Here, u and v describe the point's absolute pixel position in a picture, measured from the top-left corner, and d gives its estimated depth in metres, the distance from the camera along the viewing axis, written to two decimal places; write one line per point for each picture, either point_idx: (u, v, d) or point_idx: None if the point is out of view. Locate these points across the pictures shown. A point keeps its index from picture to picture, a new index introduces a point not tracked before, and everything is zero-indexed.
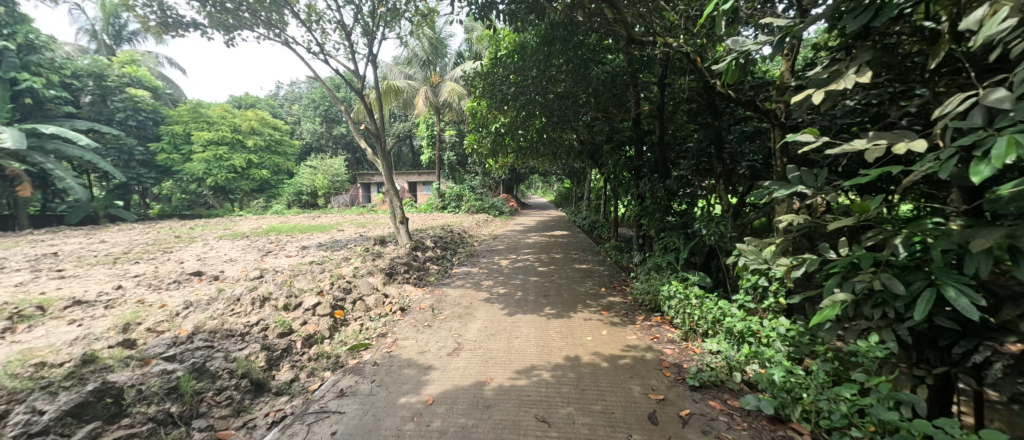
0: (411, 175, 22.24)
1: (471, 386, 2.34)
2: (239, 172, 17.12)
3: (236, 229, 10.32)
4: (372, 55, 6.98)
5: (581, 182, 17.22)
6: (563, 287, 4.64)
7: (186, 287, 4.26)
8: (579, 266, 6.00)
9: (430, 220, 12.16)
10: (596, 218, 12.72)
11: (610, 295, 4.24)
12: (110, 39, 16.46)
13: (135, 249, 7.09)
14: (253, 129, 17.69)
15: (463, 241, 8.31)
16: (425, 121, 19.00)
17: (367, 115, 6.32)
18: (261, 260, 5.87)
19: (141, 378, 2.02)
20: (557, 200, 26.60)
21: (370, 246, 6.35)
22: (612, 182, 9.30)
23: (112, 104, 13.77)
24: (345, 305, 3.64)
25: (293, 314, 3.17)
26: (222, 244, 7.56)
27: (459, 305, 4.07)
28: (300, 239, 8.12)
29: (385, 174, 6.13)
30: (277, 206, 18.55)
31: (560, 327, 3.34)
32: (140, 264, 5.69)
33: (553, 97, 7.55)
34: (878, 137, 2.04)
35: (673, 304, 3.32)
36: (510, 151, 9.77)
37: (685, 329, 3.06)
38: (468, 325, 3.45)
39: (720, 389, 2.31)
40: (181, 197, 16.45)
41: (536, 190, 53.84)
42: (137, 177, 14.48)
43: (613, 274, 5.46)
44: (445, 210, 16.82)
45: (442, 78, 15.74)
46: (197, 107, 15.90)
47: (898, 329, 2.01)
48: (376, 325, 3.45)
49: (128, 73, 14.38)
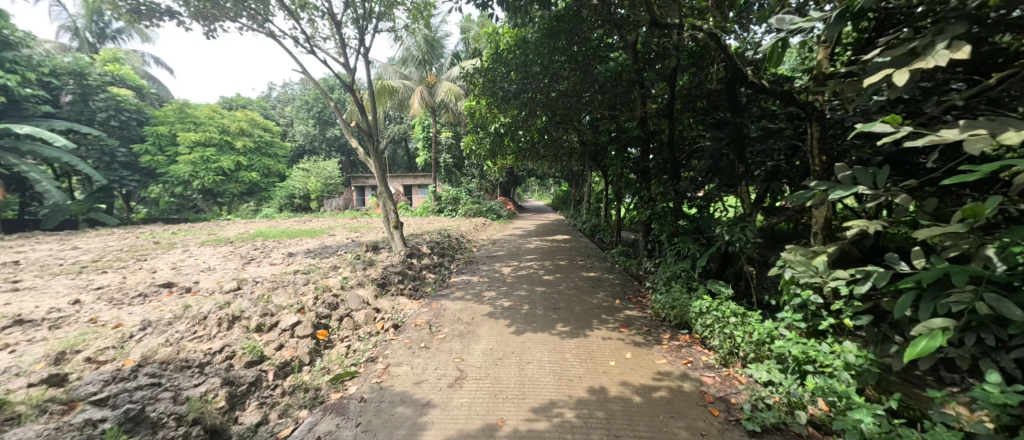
0: (406, 178, 21.80)
1: (478, 432, 1.91)
2: (228, 174, 16.54)
3: (221, 234, 9.78)
4: (366, 50, 6.53)
5: (580, 185, 16.87)
6: (573, 298, 4.21)
7: (151, 303, 3.77)
8: (587, 274, 5.58)
9: (427, 224, 11.69)
10: (597, 222, 12.33)
11: (627, 309, 3.82)
12: (93, 37, 15.88)
13: (106, 256, 6.55)
14: (243, 130, 17.16)
15: (461, 247, 7.87)
16: (421, 122, 18.56)
17: (357, 106, 5.70)
18: (241, 269, 5.37)
19: (54, 433, 1.56)
20: (555, 203, 26.23)
21: (362, 253, 5.89)
22: (617, 185, 8.91)
23: (94, 104, 13.20)
24: (330, 323, 3.18)
25: (267, 337, 2.71)
26: (202, 251, 7.04)
27: (459, 321, 3.63)
28: (288, 245, 7.62)
29: (380, 175, 5.68)
30: (268, 209, 18.00)
31: (577, 349, 2.90)
32: (107, 274, 5.17)
33: (556, 94, 7.15)
34: (977, 125, 1.66)
35: (706, 322, 2.90)
36: (510, 153, 9.35)
37: (723, 352, 2.64)
38: (471, 346, 3.01)
39: (784, 434, 1.89)
40: (168, 201, 15.88)
41: (532, 194, 53.60)
42: (119, 179, 13.79)
43: (625, 284, 5.05)
44: (441, 213, 16.30)
45: (438, 78, 15.32)
46: (184, 107, 15.33)
47: (1007, 359, 1.65)
48: (365, 347, 3.00)
49: (110, 72, 13.79)
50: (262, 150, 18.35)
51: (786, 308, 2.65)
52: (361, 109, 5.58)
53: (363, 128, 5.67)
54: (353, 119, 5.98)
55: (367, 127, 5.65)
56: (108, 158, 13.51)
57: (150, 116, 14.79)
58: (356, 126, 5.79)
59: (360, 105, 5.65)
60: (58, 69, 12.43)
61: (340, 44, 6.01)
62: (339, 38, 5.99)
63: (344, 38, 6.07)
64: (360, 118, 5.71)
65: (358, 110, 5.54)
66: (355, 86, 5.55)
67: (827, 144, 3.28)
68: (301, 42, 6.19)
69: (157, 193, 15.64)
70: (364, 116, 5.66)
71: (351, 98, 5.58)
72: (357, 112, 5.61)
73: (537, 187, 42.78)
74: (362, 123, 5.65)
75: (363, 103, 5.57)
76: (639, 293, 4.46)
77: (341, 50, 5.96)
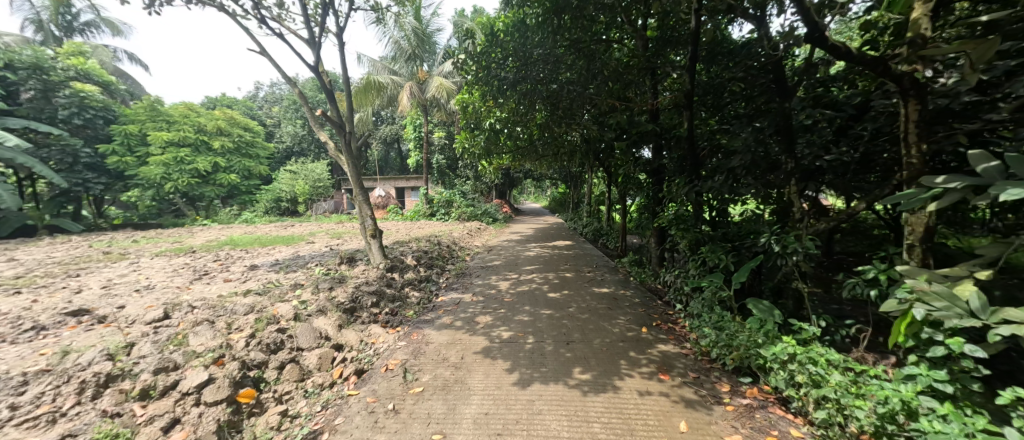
0: (399, 180, 21.12)
1: None
2: (204, 176, 15.47)
3: (186, 243, 8.79)
4: (340, 31, 5.68)
5: (578, 187, 16.06)
6: (589, 326, 3.37)
7: (36, 342, 2.85)
8: (599, 289, 4.75)
9: (417, 229, 10.85)
10: (598, 225, 11.56)
11: (662, 344, 2.97)
12: (58, 30, 14.87)
13: (35, 272, 5.57)
14: (221, 130, 16.26)
15: (453, 256, 7.02)
16: (411, 121, 17.65)
17: (317, 73, 4.49)
18: (184, 289, 4.43)
19: None
20: (552, 205, 25.48)
21: (335, 266, 5.01)
22: (623, 185, 8.13)
23: (56, 100, 11.99)
24: (264, 376, 2.31)
25: (154, 409, 1.85)
26: (153, 263, 6.08)
27: (445, 362, 2.76)
28: (256, 255, 6.70)
29: (355, 175, 4.77)
30: (248, 213, 16.95)
31: (607, 414, 2.05)
32: (16, 296, 4.22)
33: (558, 84, 6.37)
34: None
35: (790, 376, 2.05)
36: (506, 152, 8.55)
37: (828, 428, 1.79)
38: (459, 408, 2.15)
39: None
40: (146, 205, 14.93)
41: (528, 196, 52.97)
42: (83, 182, 12.61)
43: (648, 303, 4.22)
44: (434, 217, 15.38)
45: (429, 74, 14.48)
46: (155, 104, 14.32)
47: None
48: (308, 412, 2.12)
49: (74, 66, 12.74)
50: (243, 150, 17.38)
51: (923, 362, 1.79)
52: (327, 83, 4.46)
53: (328, 101, 4.49)
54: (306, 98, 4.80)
55: (333, 101, 4.45)
56: (71, 159, 12.29)
57: (118, 114, 13.70)
58: (321, 110, 4.64)
59: (325, 77, 4.49)
60: (14, 62, 11.34)
61: (306, 20, 5.12)
62: (305, 13, 5.10)
63: (310, 13, 5.18)
64: (325, 91, 4.51)
65: (325, 84, 4.43)
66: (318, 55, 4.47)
67: (926, 129, 2.51)
68: (263, 20, 5.32)
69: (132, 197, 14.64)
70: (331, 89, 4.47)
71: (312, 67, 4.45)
72: (321, 84, 4.44)
73: (532, 188, 41.93)
74: (328, 96, 4.52)
75: (329, 78, 4.47)
76: (671, 318, 3.63)
77: (308, 27, 5.07)
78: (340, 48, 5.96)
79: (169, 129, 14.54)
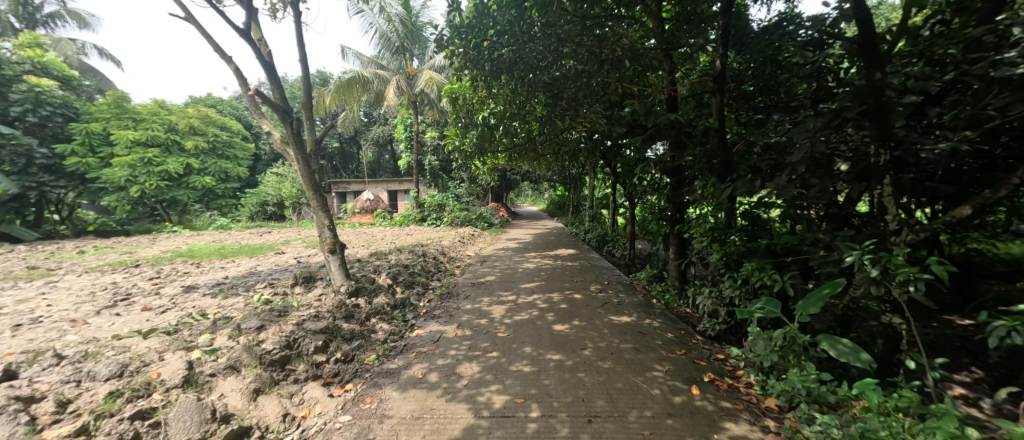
0: (390, 183, 20.29)
1: None
2: (175, 179, 14.36)
3: (137, 254, 7.70)
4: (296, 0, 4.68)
5: (579, 190, 15.15)
6: (616, 387, 2.37)
7: None
8: (618, 318, 3.75)
9: (404, 237, 9.87)
10: (602, 231, 10.63)
11: (729, 424, 1.98)
12: (19, 22, 13.77)
13: None
14: (194, 129, 15.45)
15: (439, 270, 6.04)
16: (402, 120, 16.54)
17: (250, 41, 3.45)
18: (78, 324, 3.38)
19: None
20: (550, 209, 24.67)
21: (287, 290, 3.99)
22: (632, 187, 7.18)
23: (7, 95, 10.61)
24: None
25: None
26: (74, 283, 5.02)
27: None
28: (205, 271, 5.66)
29: (306, 176, 3.77)
30: (226, 219, 15.89)
31: None
32: None
33: (561, 68, 5.41)
34: None
35: None
36: (501, 149, 7.60)
37: None
38: None
39: None
40: (123, 210, 13.80)
41: (524, 199, 52.27)
42: (38, 185, 10.96)
43: (686, 340, 3.21)
44: (424, 222, 14.34)
45: (419, 69, 13.44)
46: (121, 101, 13.34)
47: None
48: None
49: (30, 58, 11.50)
50: (219, 151, 16.44)
51: None
52: (264, 54, 3.42)
53: (265, 78, 3.45)
54: (235, 76, 3.73)
55: (271, 78, 3.40)
56: (24, 160, 10.75)
57: (80, 111, 12.38)
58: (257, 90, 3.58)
59: (261, 47, 3.46)
60: None
61: None
62: None
63: None
64: (262, 65, 3.47)
65: (260, 55, 3.39)
66: (251, 19, 3.43)
67: None
68: None
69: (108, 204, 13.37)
70: (269, 62, 3.43)
71: (241, 32, 3.41)
72: (255, 55, 3.39)
73: (529, 190, 41.05)
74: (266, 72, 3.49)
75: (266, 47, 3.42)
76: (726, 371, 2.65)
77: None
78: (298, 24, 4.98)
79: (136, 128, 13.53)
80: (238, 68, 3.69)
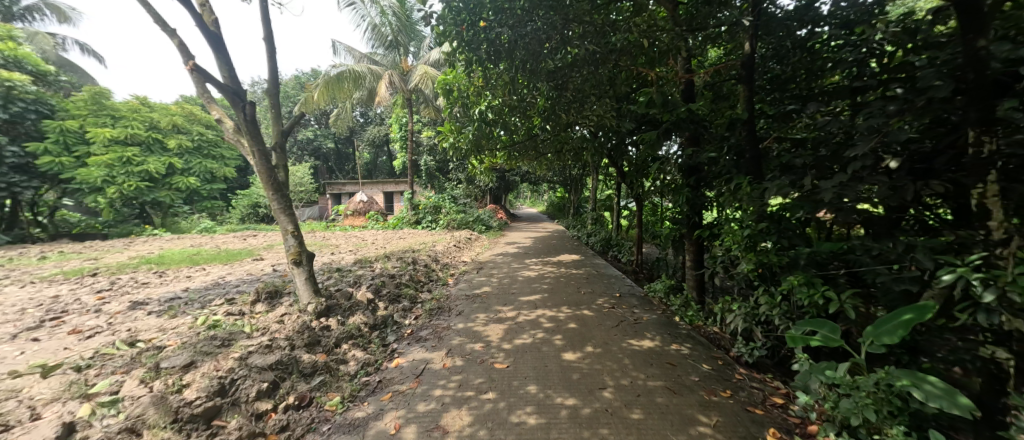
0: (386, 184, 19.81)
1: None
2: (156, 179, 13.70)
3: (101, 261, 7.03)
4: None
5: (579, 191, 14.58)
6: None
7: None
8: (638, 343, 3.13)
9: (396, 241, 9.26)
10: (605, 234, 10.09)
11: None
12: None
13: None
14: (176, 127, 14.92)
15: (431, 279, 5.43)
16: (397, 119, 15.92)
17: (190, 7, 2.85)
18: None
19: None
20: (549, 211, 24.35)
21: (246, 309, 3.35)
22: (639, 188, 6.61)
23: None
24: None
25: None
26: (9, 298, 4.35)
27: None
28: (167, 282, 5.02)
29: (264, 171, 3.15)
30: (212, 221, 15.14)
31: None
32: None
33: (566, 52, 4.82)
34: None
35: None
36: (499, 146, 7.00)
37: None
38: None
39: None
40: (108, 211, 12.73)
41: (523, 201, 52.14)
42: (7, 186, 10.21)
43: (730, 376, 2.58)
44: (419, 225, 13.70)
45: (413, 64, 12.83)
46: (98, 97, 12.72)
47: None
48: None
49: (4, 52, 10.79)
50: (203, 150, 15.95)
51: None
52: (208, 22, 2.82)
53: (209, 52, 2.86)
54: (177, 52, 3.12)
55: (215, 50, 2.81)
56: None
57: (56, 107, 11.73)
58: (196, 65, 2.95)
59: (205, 14, 2.88)
60: None
61: None
62: None
63: None
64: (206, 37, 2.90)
65: (202, 24, 2.81)
66: None
67: None
68: None
69: (105, 202, 12.49)
70: (214, 32, 2.84)
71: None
72: (195, 22, 2.80)
73: (528, 190, 40.58)
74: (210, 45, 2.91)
75: (210, 15, 2.82)
76: (793, 426, 2.06)
77: None
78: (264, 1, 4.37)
79: (114, 126, 12.90)
80: (179, 41, 3.07)
